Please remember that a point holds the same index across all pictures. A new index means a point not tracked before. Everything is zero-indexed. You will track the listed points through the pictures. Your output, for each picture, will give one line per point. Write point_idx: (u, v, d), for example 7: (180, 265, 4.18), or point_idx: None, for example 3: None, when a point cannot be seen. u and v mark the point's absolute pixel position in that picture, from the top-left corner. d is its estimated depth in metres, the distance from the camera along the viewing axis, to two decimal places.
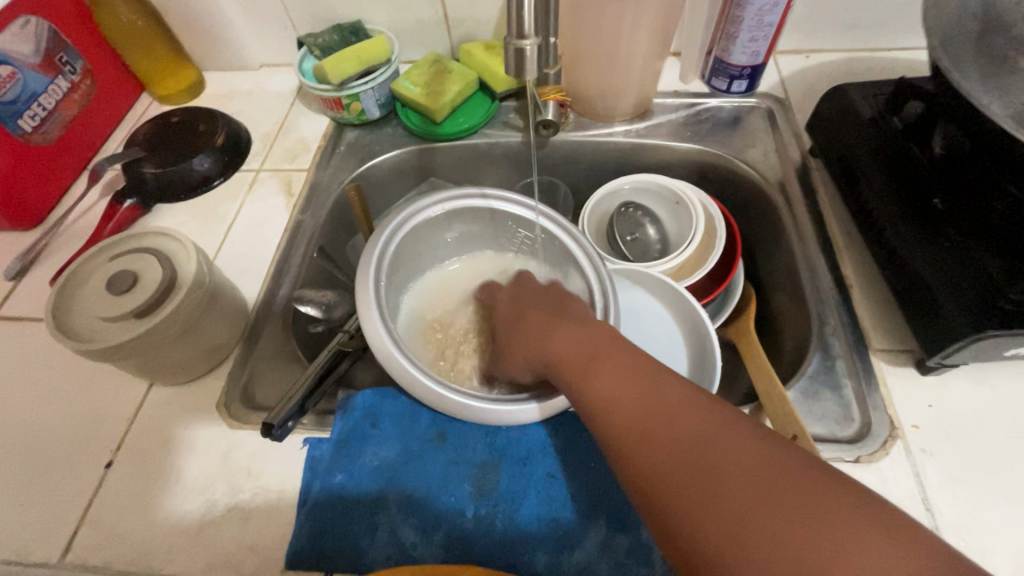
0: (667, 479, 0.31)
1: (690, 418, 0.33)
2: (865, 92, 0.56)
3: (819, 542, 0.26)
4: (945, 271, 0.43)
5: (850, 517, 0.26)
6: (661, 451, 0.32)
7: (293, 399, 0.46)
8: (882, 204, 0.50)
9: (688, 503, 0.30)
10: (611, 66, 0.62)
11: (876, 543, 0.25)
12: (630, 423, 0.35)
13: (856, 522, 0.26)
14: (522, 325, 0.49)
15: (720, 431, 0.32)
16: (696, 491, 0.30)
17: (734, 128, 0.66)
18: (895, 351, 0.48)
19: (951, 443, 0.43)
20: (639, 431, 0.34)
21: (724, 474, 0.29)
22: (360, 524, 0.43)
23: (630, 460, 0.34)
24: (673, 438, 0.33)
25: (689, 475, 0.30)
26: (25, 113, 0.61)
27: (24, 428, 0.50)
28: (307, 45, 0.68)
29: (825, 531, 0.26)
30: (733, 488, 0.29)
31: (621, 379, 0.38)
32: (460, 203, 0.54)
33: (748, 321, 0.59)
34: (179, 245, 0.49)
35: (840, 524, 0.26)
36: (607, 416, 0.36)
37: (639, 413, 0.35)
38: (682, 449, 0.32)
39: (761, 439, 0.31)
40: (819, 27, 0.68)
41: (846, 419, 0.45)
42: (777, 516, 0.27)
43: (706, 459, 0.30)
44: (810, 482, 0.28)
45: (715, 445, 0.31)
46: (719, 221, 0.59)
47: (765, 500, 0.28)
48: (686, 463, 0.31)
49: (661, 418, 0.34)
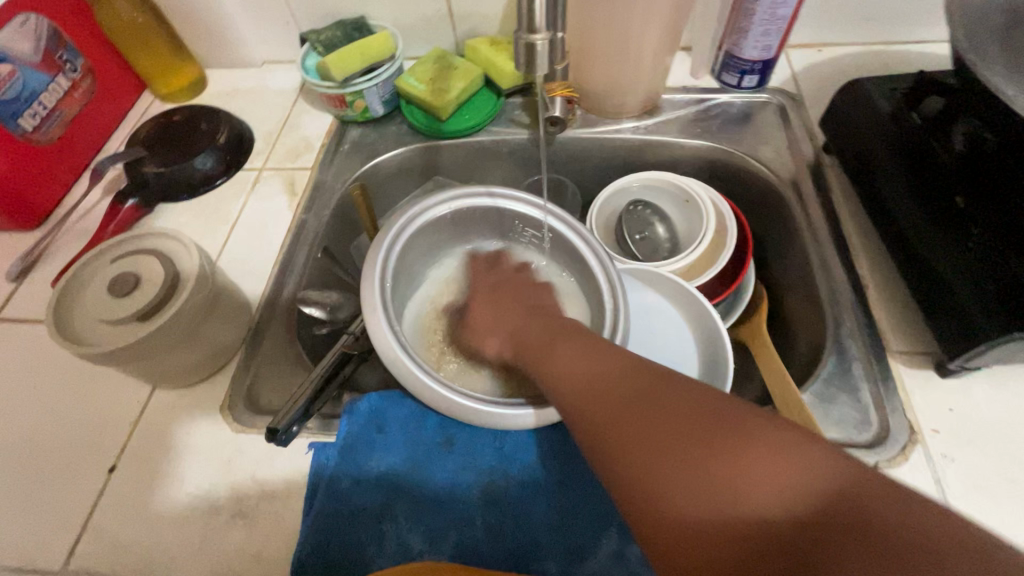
0: (606, 433, 0.31)
1: (635, 377, 0.32)
2: (882, 86, 0.54)
3: (741, 474, 0.25)
4: (966, 273, 0.42)
5: (776, 447, 0.25)
6: (600, 407, 0.32)
7: (298, 403, 0.45)
8: (900, 203, 0.49)
9: (627, 446, 0.29)
10: (620, 61, 0.61)
11: (795, 472, 0.24)
12: (580, 388, 0.35)
13: (781, 452, 0.25)
14: (491, 321, 0.48)
15: (658, 385, 0.31)
16: (633, 435, 0.29)
17: (745, 125, 0.65)
18: (913, 354, 0.47)
19: (973, 449, 0.42)
20: (584, 394, 0.34)
21: (657, 416, 0.29)
22: (366, 531, 0.42)
23: (577, 415, 0.34)
24: (614, 395, 0.32)
25: (624, 426, 0.30)
26: (25, 112, 0.60)
27: (26, 432, 0.49)
28: (310, 42, 0.67)
29: (748, 464, 0.25)
30: (664, 427, 0.28)
31: (575, 353, 0.38)
32: (466, 202, 0.53)
33: (760, 322, 0.58)
34: (180, 246, 0.48)
35: (762, 455, 0.25)
36: (558, 388, 0.36)
37: (588, 380, 0.35)
38: (619, 403, 0.31)
39: (696, 386, 0.30)
40: (833, 20, 0.67)
41: (863, 423, 0.44)
42: (704, 456, 0.26)
43: (639, 403, 0.30)
44: (737, 421, 0.27)
45: (649, 397, 0.30)
46: (730, 220, 0.58)
47: (690, 441, 0.27)
48: (622, 416, 0.31)
49: (607, 380, 0.34)
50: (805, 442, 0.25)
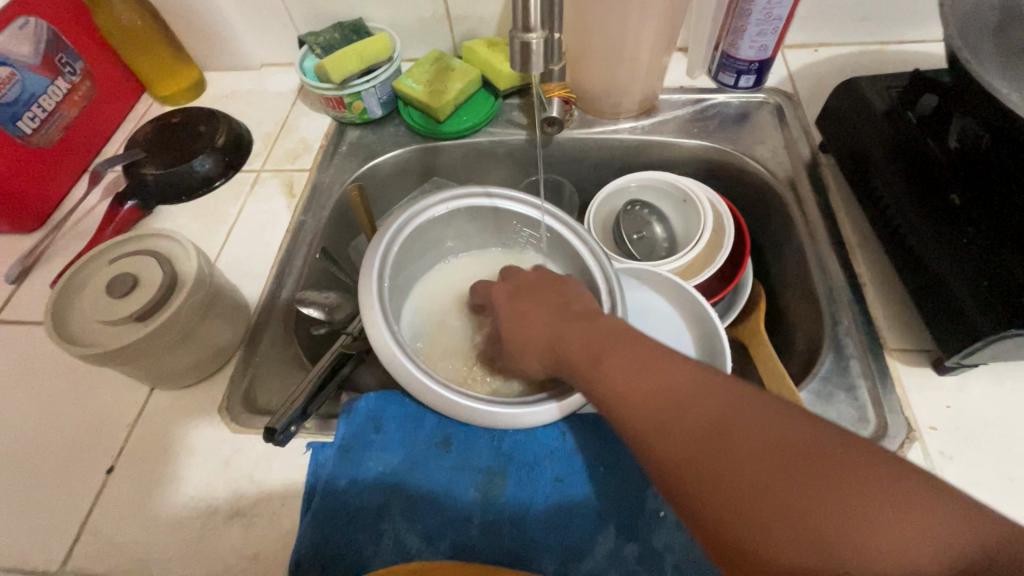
0: (691, 469, 0.28)
1: (710, 398, 0.29)
2: (878, 84, 0.55)
3: (862, 536, 0.23)
4: (962, 270, 0.42)
5: (898, 502, 0.23)
6: (678, 435, 0.29)
7: (295, 404, 0.45)
8: (897, 201, 0.49)
9: (716, 490, 0.27)
10: (617, 62, 0.61)
11: (926, 526, 0.23)
12: (645, 407, 0.31)
13: (907, 509, 0.23)
14: (524, 324, 0.45)
15: (748, 411, 0.28)
16: (723, 480, 0.27)
17: (742, 125, 0.65)
18: (910, 351, 0.47)
19: (970, 446, 0.42)
20: (651, 419, 0.30)
21: (752, 458, 0.26)
22: (364, 531, 0.42)
23: (647, 444, 0.30)
24: (694, 420, 0.29)
25: (714, 463, 0.27)
26: (24, 114, 0.60)
27: (24, 433, 0.49)
28: (308, 43, 0.67)
29: (879, 518, 0.23)
30: (761, 474, 0.26)
31: (626, 364, 0.33)
32: (464, 202, 0.53)
33: (758, 321, 0.58)
34: (179, 247, 0.49)
35: (892, 506, 0.23)
36: (619, 405, 0.33)
37: (654, 397, 0.31)
38: (702, 432, 0.28)
39: (795, 413, 0.27)
40: (829, 20, 0.67)
41: (860, 421, 0.44)
42: (824, 507, 0.24)
43: (724, 440, 0.27)
44: (854, 461, 0.25)
45: (737, 428, 0.27)
46: (727, 219, 0.58)
47: (805, 485, 0.25)
48: (708, 449, 0.27)
49: (679, 399, 0.30)
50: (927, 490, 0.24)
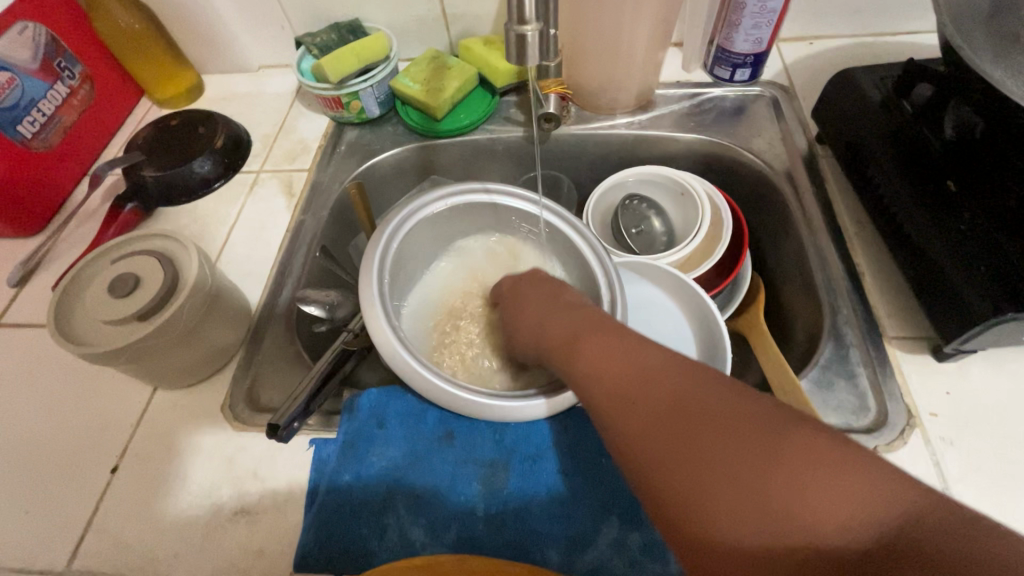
0: (647, 443, 0.29)
1: (673, 378, 0.31)
2: (872, 75, 0.55)
3: (804, 501, 0.24)
4: (959, 255, 0.42)
5: (838, 472, 0.25)
6: (639, 411, 0.30)
7: (298, 400, 0.45)
8: (892, 189, 0.49)
9: (669, 459, 0.28)
10: (613, 58, 0.62)
11: (863, 504, 0.24)
12: (612, 386, 0.33)
13: (847, 480, 0.24)
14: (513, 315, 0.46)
15: (705, 390, 0.29)
16: (677, 450, 0.28)
17: (739, 118, 0.65)
18: (909, 339, 0.47)
19: (970, 431, 0.42)
20: (616, 396, 0.32)
21: (706, 431, 0.27)
22: (368, 526, 0.42)
23: (613, 421, 0.32)
24: (654, 398, 0.30)
25: (666, 436, 0.28)
26: (24, 119, 0.60)
27: (27, 435, 0.50)
28: (305, 45, 0.68)
29: (817, 492, 0.24)
30: (712, 445, 0.27)
31: (602, 347, 0.35)
32: (462, 198, 0.54)
33: (758, 313, 0.58)
34: (180, 247, 0.49)
35: (834, 483, 0.24)
36: (590, 385, 0.34)
37: (622, 377, 0.32)
38: (659, 410, 0.30)
39: (749, 395, 0.28)
40: (824, 13, 0.67)
41: (861, 409, 0.44)
42: (766, 482, 0.25)
43: (684, 415, 0.29)
44: (800, 440, 0.26)
45: (694, 404, 0.29)
46: (726, 211, 0.58)
47: (749, 458, 0.26)
48: (663, 423, 0.29)
49: (643, 380, 0.31)
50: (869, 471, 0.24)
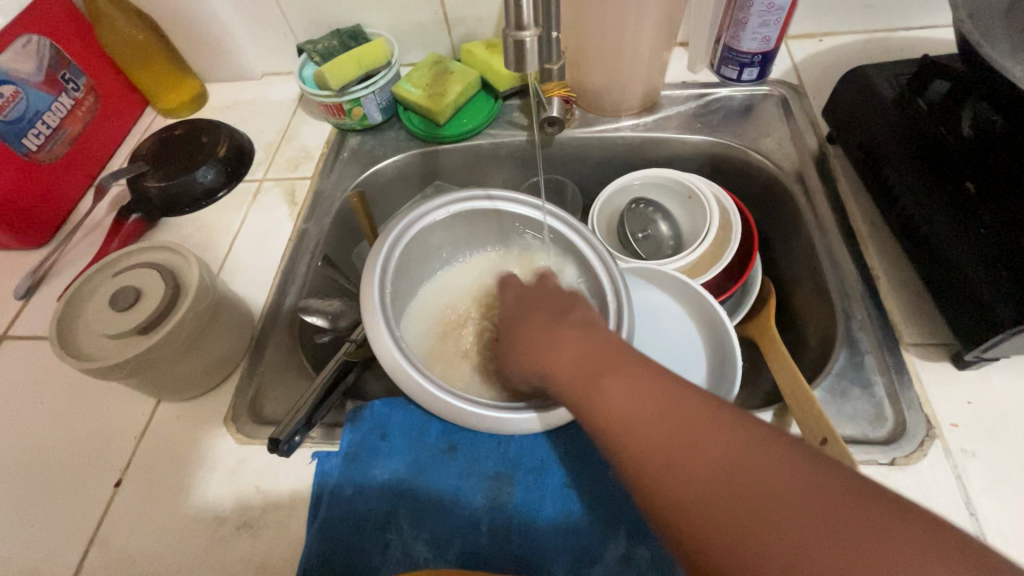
0: (700, 519, 0.27)
1: (716, 438, 0.28)
2: (886, 72, 0.53)
3: None
4: (980, 260, 0.41)
5: (922, 559, 0.23)
6: (687, 478, 0.28)
7: (300, 412, 0.45)
8: (909, 192, 0.47)
9: (726, 537, 0.26)
10: (616, 60, 0.61)
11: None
12: (649, 447, 0.30)
13: (937, 569, 0.23)
14: (517, 329, 0.43)
15: (763, 455, 0.27)
16: (738, 526, 0.26)
17: (746, 118, 0.64)
18: (926, 345, 0.45)
19: (993, 442, 0.40)
20: (655, 457, 0.29)
21: (771, 508, 0.25)
22: (371, 541, 0.41)
23: (655, 485, 0.29)
24: (702, 462, 0.28)
25: (727, 515, 0.26)
26: (29, 131, 0.61)
27: (33, 447, 0.50)
28: (307, 51, 0.67)
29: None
30: (778, 525, 0.25)
31: (628, 388, 0.33)
32: (465, 205, 0.53)
33: (768, 317, 0.57)
34: (181, 259, 0.49)
35: (920, 566, 0.23)
36: (622, 438, 0.31)
37: (659, 433, 0.30)
38: (714, 477, 0.27)
39: (811, 462, 0.27)
40: (833, 10, 0.66)
41: (878, 419, 0.42)
42: (843, 565, 0.23)
43: (741, 484, 0.26)
44: (869, 511, 0.24)
45: (753, 471, 0.27)
46: (734, 214, 0.57)
47: (822, 540, 0.24)
48: (723, 498, 0.27)
49: (687, 442, 0.29)
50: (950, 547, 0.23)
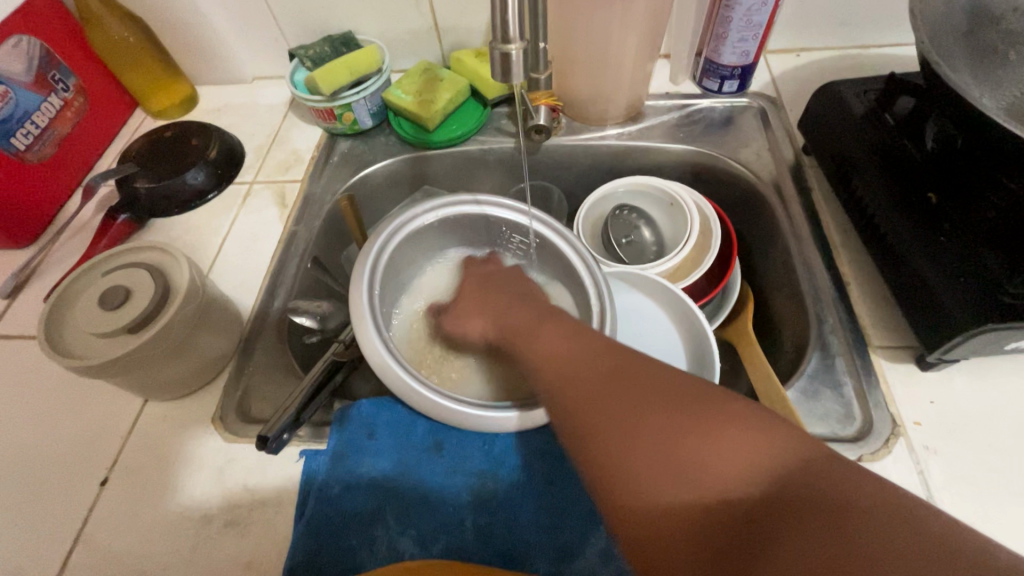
0: (587, 411, 0.32)
1: (611, 357, 0.35)
2: (856, 88, 0.56)
3: (706, 451, 0.27)
4: (941, 267, 0.43)
5: (735, 428, 0.28)
6: (580, 382, 0.34)
7: (289, 411, 0.45)
8: (876, 202, 0.50)
9: (597, 421, 0.31)
10: (602, 70, 0.62)
11: (760, 453, 0.26)
12: (561, 365, 0.36)
13: (748, 432, 0.27)
14: (482, 301, 0.49)
15: (639, 365, 0.33)
16: (606, 412, 0.31)
17: (727, 128, 0.66)
18: (893, 347, 0.47)
19: (954, 440, 0.42)
20: (562, 371, 0.36)
21: (635, 397, 0.31)
22: (357, 537, 0.42)
23: (556, 393, 0.35)
24: (594, 371, 0.34)
25: (601, 403, 0.32)
26: (17, 131, 0.61)
27: (17, 447, 0.49)
28: (299, 57, 0.68)
29: (716, 438, 0.27)
30: (638, 406, 0.30)
31: (558, 331, 0.39)
32: (452, 210, 0.54)
33: (746, 322, 0.59)
34: (171, 259, 0.49)
35: (738, 436, 0.27)
36: (543, 365, 0.37)
37: (568, 357, 0.36)
38: (597, 378, 0.33)
39: (676, 370, 0.32)
40: (809, 26, 0.68)
41: (847, 417, 0.44)
42: (675, 434, 0.28)
43: (616, 384, 0.32)
44: (707, 403, 0.29)
45: (629, 377, 0.32)
46: (714, 221, 0.59)
47: (665, 414, 0.29)
48: (600, 393, 0.32)
49: (589, 363, 0.35)
50: (769, 421, 0.28)
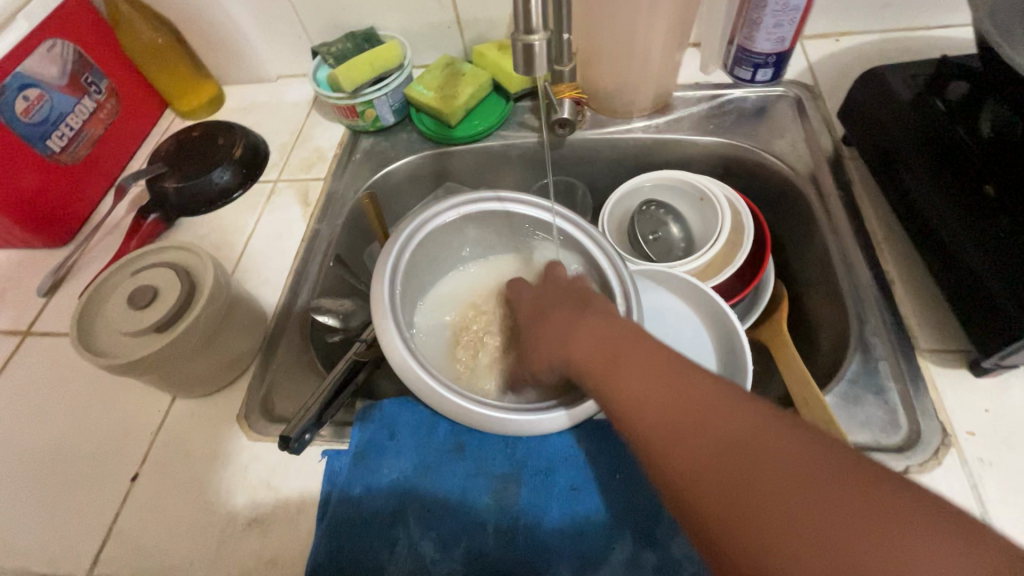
0: (713, 492, 0.27)
1: (722, 416, 0.29)
2: (903, 73, 0.52)
3: (884, 557, 0.23)
4: (997, 265, 0.40)
5: (915, 530, 0.23)
6: (696, 451, 0.29)
7: (310, 411, 0.45)
8: (926, 194, 0.47)
9: (730, 506, 0.27)
10: (629, 61, 0.60)
11: (945, 555, 0.23)
12: (664, 422, 0.31)
13: (934, 540, 0.23)
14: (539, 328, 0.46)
15: (766, 429, 0.28)
16: (738, 495, 0.27)
17: (760, 119, 0.63)
18: (943, 351, 0.44)
19: (1012, 451, 0.40)
20: (667, 434, 0.31)
21: (775, 482, 0.26)
22: (379, 539, 0.42)
23: (664, 461, 0.30)
24: (711, 436, 0.29)
25: (732, 482, 0.27)
26: (53, 133, 0.62)
27: (54, 441, 0.51)
28: (321, 55, 0.68)
29: (893, 540, 0.23)
30: (782, 492, 0.26)
31: (643, 370, 0.35)
32: (475, 207, 0.53)
33: (780, 321, 0.56)
34: (196, 258, 0.50)
35: (920, 536, 0.23)
36: (636, 416, 0.33)
37: (671, 412, 0.31)
38: (718, 446, 0.28)
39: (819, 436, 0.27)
40: (851, 8, 0.65)
41: (891, 425, 0.42)
42: (839, 534, 0.24)
43: (742, 457, 0.27)
44: (864, 483, 0.25)
45: (759, 446, 0.27)
46: (746, 217, 0.57)
47: (816, 505, 0.25)
48: (727, 469, 0.27)
49: (700, 424, 0.30)
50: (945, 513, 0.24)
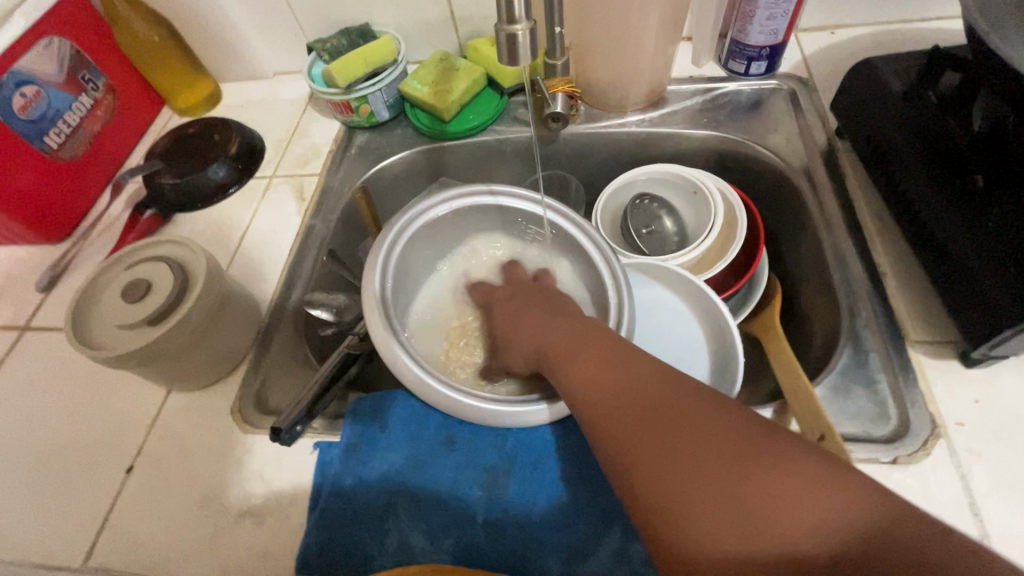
0: (637, 449, 0.30)
1: (655, 388, 0.33)
2: (895, 64, 0.52)
3: (770, 505, 0.25)
4: (987, 255, 0.40)
5: (803, 483, 0.26)
6: (626, 416, 0.32)
7: (302, 403, 0.46)
8: (917, 185, 0.46)
9: (649, 461, 0.30)
10: (621, 55, 0.60)
11: (823, 503, 0.25)
12: (603, 393, 0.35)
13: (819, 491, 0.25)
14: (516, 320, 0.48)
15: (689, 398, 0.31)
16: (657, 452, 0.29)
17: (754, 112, 0.63)
18: (934, 343, 0.44)
19: (1001, 443, 0.39)
20: (604, 404, 0.34)
21: (689, 441, 0.29)
22: (369, 530, 0.42)
23: (601, 426, 0.33)
24: (642, 403, 0.32)
25: (653, 441, 0.30)
26: (50, 130, 0.63)
27: (50, 434, 0.52)
28: (316, 51, 0.68)
29: (780, 491, 0.26)
30: (693, 449, 0.28)
31: (594, 351, 0.38)
32: (466, 201, 0.53)
33: (773, 315, 0.56)
34: (189, 252, 0.50)
35: (807, 488, 0.26)
36: (583, 390, 0.36)
37: (611, 385, 0.35)
38: (645, 412, 0.32)
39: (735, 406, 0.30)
40: (845, 1, 0.64)
41: (881, 417, 0.42)
42: (735, 484, 0.27)
43: (664, 421, 0.30)
44: (765, 443, 0.28)
45: (680, 412, 0.30)
46: (739, 211, 0.56)
47: (721, 461, 0.27)
48: (650, 430, 0.31)
49: (633, 395, 0.33)
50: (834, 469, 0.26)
